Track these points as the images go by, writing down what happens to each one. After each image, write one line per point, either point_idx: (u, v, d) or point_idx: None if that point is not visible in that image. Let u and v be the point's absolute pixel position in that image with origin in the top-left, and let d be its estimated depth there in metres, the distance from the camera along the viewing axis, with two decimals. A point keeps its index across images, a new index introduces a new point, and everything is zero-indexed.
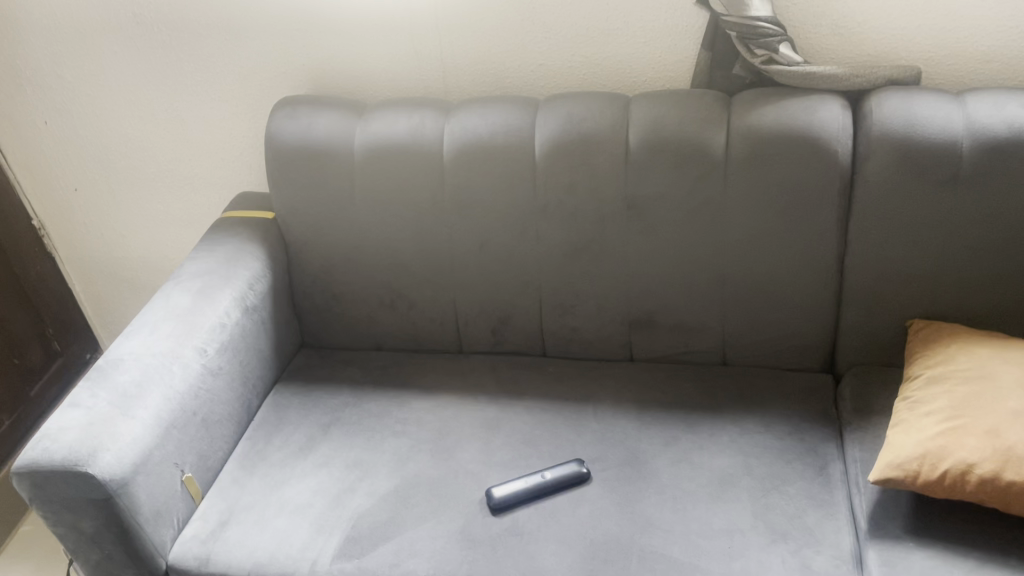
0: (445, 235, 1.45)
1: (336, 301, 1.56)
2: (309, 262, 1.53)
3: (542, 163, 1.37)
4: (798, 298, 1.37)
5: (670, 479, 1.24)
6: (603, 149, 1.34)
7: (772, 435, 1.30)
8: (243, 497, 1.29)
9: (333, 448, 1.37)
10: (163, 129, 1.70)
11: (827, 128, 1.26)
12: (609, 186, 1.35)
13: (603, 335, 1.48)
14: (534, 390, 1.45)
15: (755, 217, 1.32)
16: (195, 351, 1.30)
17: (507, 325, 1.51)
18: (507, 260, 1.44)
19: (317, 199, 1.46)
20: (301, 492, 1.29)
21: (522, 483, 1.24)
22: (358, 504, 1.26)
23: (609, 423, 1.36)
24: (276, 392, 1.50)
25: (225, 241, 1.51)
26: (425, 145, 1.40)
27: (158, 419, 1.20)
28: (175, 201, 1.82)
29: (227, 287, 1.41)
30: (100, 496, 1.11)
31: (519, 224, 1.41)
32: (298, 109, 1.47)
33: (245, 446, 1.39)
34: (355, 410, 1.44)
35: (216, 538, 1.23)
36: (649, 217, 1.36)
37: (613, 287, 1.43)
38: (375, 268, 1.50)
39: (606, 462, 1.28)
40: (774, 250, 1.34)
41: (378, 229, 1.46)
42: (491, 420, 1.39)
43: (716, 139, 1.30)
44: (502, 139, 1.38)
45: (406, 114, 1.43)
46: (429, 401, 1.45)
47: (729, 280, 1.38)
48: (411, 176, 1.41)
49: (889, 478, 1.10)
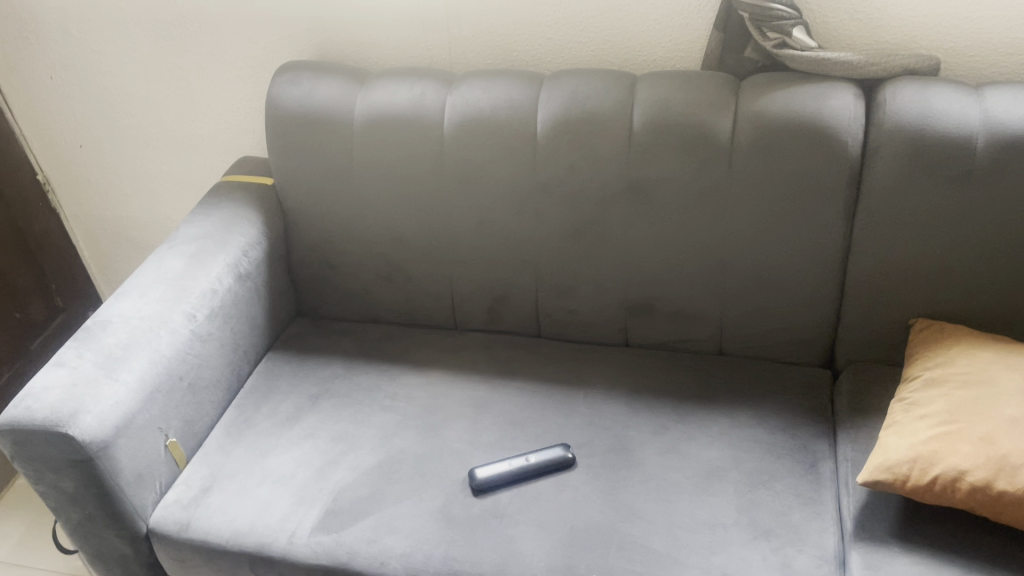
0: (443, 210, 1.42)
1: (332, 271, 1.54)
2: (306, 231, 1.51)
3: (544, 142, 1.33)
4: (799, 291, 1.33)
5: (656, 469, 1.23)
6: (606, 130, 1.30)
7: (764, 429, 1.28)
8: (228, 464, 1.29)
9: (321, 419, 1.36)
10: (168, 89, 1.68)
11: (838, 116, 1.22)
12: (611, 166, 1.32)
13: (600, 319, 1.46)
14: (527, 370, 1.43)
15: (759, 207, 1.29)
16: (185, 316, 1.29)
17: (503, 305, 1.49)
18: (505, 239, 1.42)
19: (315, 166, 1.44)
20: (286, 463, 1.28)
21: (506, 465, 1.23)
22: (341, 478, 1.25)
23: (599, 408, 1.34)
24: (268, 360, 1.49)
25: (222, 205, 1.50)
26: (426, 117, 1.37)
27: (143, 382, 1.20)
28: (178, 162, 1.81)
29: (220, 253, 1.39)
30: (80, 457, 1.11)
31: (518, 203, 1.38)
32: (300, 75, 1.44)
33: (232, 413, 1.39)
34: (345, 383, 1.43)
35: (197, 504, 1.23)
36: (650, 202, 1.33)
37: (612, 270, 1.40)
38: (373, 239, 1.48)
39: (593, 448, 1.27)
40: (777, 242, 1.30)
41: (375, 200, 1.44)
42: (480, 400, 1.37)
43: (723, 125, 1.26)
44: (504, 114, 1.34)
45: (408, 84, 1.40)
46: (419, 376, 1.43)
47: (730, 268, 1.35)
48: (410, 148, 1.39)
49: (877, 481, 1.07)
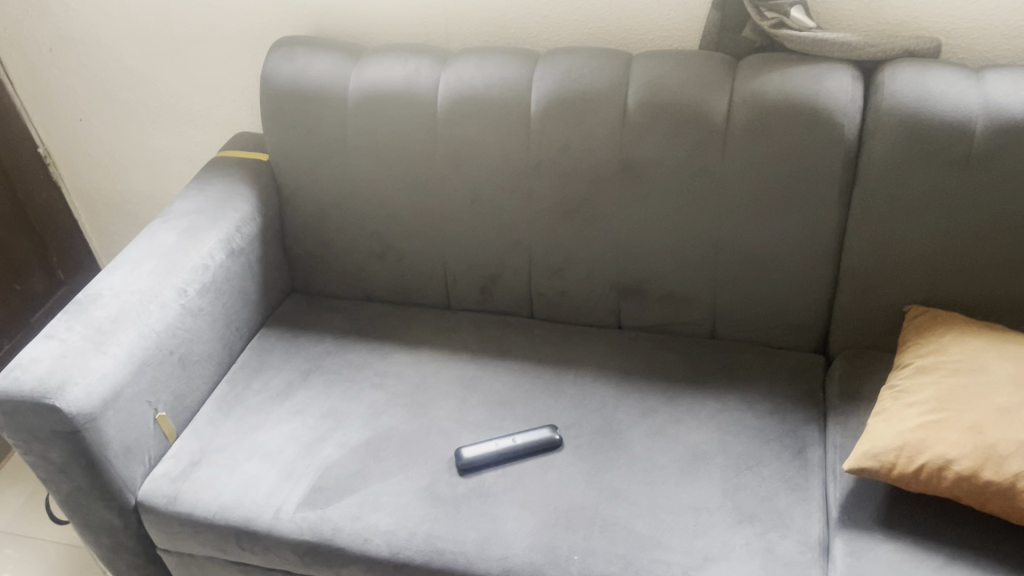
0: (436, 188, 1.41)
1: (326, 248, 1.54)
2: (300, 208, 1.51)
3: (537, 120, 1.32)
4: (793, 275, 1.32)
5: (643, 451, 1.22)
6: (600, 109, 1.29)
7: (753, 414, 1.26)
8: (217, 439, 1.30)
9: (311, 395, 1.36)
10: (166, 63, 1.68)
11: (835, 98, 1.20)
12: (604, 145, 1.30)
13: (592, 300, 1.45)
14: (518, 351, 1.42)
15: (754, 190, 1.27)
16: (175, 291, 1.29)
17: (495, 285, 1.48)
18: (498, 219, 1.41)
19: (309, 142, 1.43)
20: (274, 439, 1.29)
21: (493, 445, 1.22)
22: (328, 454, 1.26)
23: (588, 390, 1.33)
24: (260, 336, 1.49)
25: (216, 180, 1.49)
26: (420, 94, 1.36)
27: (131, 355, 1.20)
28: (177, 136, 1.80)
29: (213, 228, 1.39)
30: (67, 429, 1.12)
31: (511, 182, 1.37)
32: (295, 50, 1.43)
33: (224, 388, 1.39)
34: (336, 360, 1.43)
35: (185, 478, 1.24)
36: (644, 183, 1.31)
37: (605, 251, 1.39)
38: (366, 216, 1.47)
39: (581, 430, 1.26)
40: (771, 224, 1.29)
41: (369, 178, 1.43)
42: (469, 380, 1.37)
43: (718, 106, 1.25)
44: (496, 92, 1.33)
45: (403, 60, 1.39)
46: (410, 355, 1.43)
47: (723, 251, 1.33)
48: (403, 125, 1.38)
49: (863, 468, 1.07)
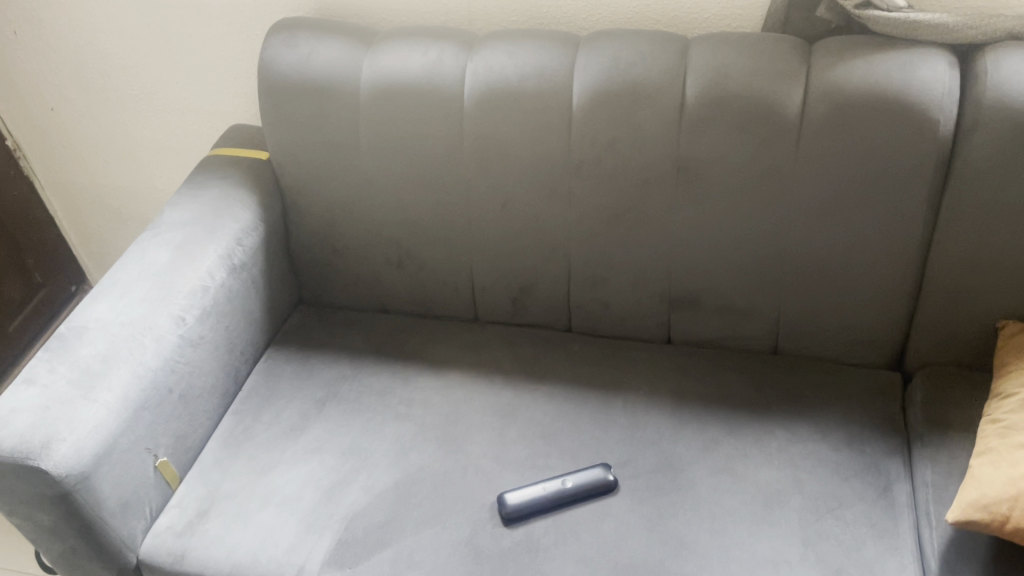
0: (462, 191, 1.25)
1: (336, 257, 1.37)
2: (307, 213, 1.34)
3: (579, 116, 1.15)
4: (870, 287, 1.17)
5: (708, 493, 1.08)
6: (653, 102, 1.12)
7: (829, 445, 1.13)
8: (226, 484, 1.15)
9: (328, 429, 1.22)
10: (146, 47, 1.49)
11: (929, 89, 1.04)
12: (657, 144, 1.14)
13: (638, 314, 1.30)
14: (557, 371, 1.27)
15: (828, 194, 1.12)
16: (172, 320, 1.13)
17: (529, 296, 1.33)
18: (533, 226, 1.25)
19: (316, 141, 1.26)
20: (291, 483, 1.15)
21: (540, 489, 1.09)
22: (353, 501, 1.12)
23: (641, 418, 1.19)
24: (267, 357, 1.34)
25: (211, 184, 1.32)
26: (444, 86, 1.19)
27: (126, 401, 1.04)
28: (163, 127, 1.62)
29: (211, 243, 1.22)
30: (56, 492, 0.97)
31: (549, 185, 1.21)
32: (297, 34, 1.25)
33: (230, 421, 1.24)
34: (354, 386, 1.28)
35: (193, 532, 1.10)
36: (702, 186, 1.16)
37: (654, 260, 1.24)
38: (382, 222, 1.31)
39: (636, 467, 1.12)
40: (848, 231, 1.14)
41: (386, 181, 1.27)
42: (505, 408, 1.22)
43: (792, 99, 1.08)
44: (532, 84, 1.16)
45: (422, 47, 1.21)
46: (436, 378, 1.28)
47: (790, 260, 1.18)
48: (424, 122, 1.21)
49: (971, 520, 0.94)
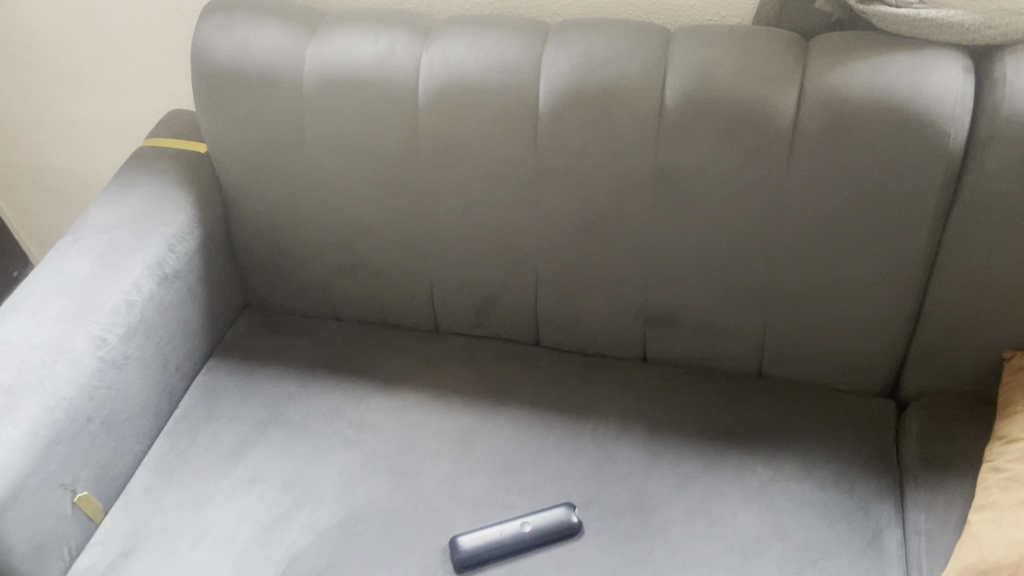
0: (418, 195, 1.13)
1: (283, 261, 1.25)
2: (250, 213, 1.22)
3: (547, 117, 1.03)
4: (865, 310, 1.07)
5: (681, 539, 0.99)
6: (629, 104, 1.00)
7: (814, 485, 1.03)
8: (155, 518, 1.05)
9: (270, 456, 1.11)
10: (75, 21, 1.35)
11: (939, 97, 0.92)
12: (633, 150, 1.02)
13: (612, 330, 1.19)
14: (522, 392, 1.17)
15: (823, 210, 1.00)
16: (90, 341, 1.01)
17: (493, 308, 1.22)
18: (497, 234, 1.13)
19: (257, 136, 1.14)
20: (226, 518, 1.04)
21: (496, 532, 0.99)
22: (293, 541, 1.02)
23: (611, 449, 1.09)
24: (207, 371, 1.23)
25: (143, 181, 1.19)
26: (397, 79, 1.06)
27: (34, 436, 0.93)
28: (99, 107, 1.49)
29: (139, 251, 1.10)
30: None
31: (514, 192, 1.09)
32: (234, 16, 1.11)
33: (164, 445, 1.13)
34: (301, 406, 1.17)
35: (116, 573, 1.00)
36: (683, 197, 1.04)
37: (629, 275, 1.12)
38: (332, 226, 1.19)
39: (603, 507, 1.02)
40: (843, 251, 1.03)
41: (335, 181, 1.14)
42: (463, 435, 1.12)
43: (785, 105, 0.96)
44: (495, 80, 1.04)
45: (373, 34, 1.08)
46: (390, 398, 1.17)
47: (778, 278, 1.07)
48: (376, 118, 1.08)
49: None
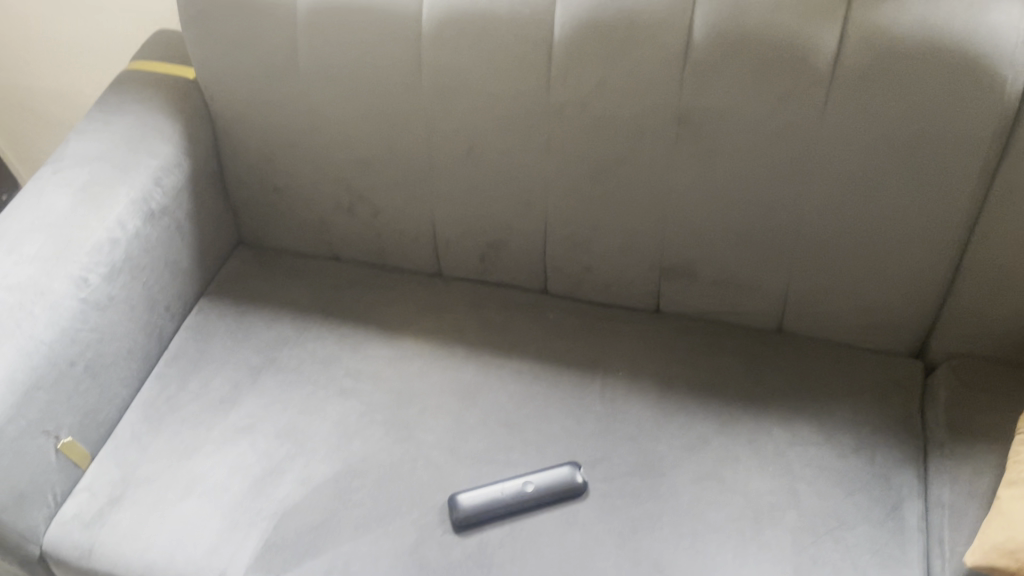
0: (422, 131, 1.05)
1: (278, 198, 1.18)
2: (243, 146, 1.14)
3: (562, 49, 0.94)
4: (898, 268, 0.99)
5: (690, 504, 0.94)
6: (652, 37, 0.91)
7: (833, 451, 0.98)
8: (144, 465, 1.01)
9: (263, 404, 1.06)
10: None
11: (997, 38, 0.83)
12: (655, 89, 0.94)
13: (625, 280, 1.12)
14: (527, 344, 1.11)
15: (860, 160, 0.92)
16: (71, 282, 0.95)
17: (499, 253, 1.15)
18: (505, 175, 1.06)
19: (249, 62, 1.05)
20: (217, 467, 1.00)
21: (498, 491, 0.94)
22: (286, 494, 0.97)
23: (619, 407, 1.04)
24: (199, 312, 1.17)
25: (127, 109, 1.12)
26: (399, 4, 0.97)
27: (11, 382, 0.88)
28: (83, 24, 1.39)
29: (122, 185, 1.03)
30: None
31: (524, 130, 1.01)
32: None
33: (152, 389, 1.08)
34: (295, 353, 1.12)
35: (102, 522, 0.95)
36: (707, 142, 0.96)
37: (646, 223, 1.05)
38: (329, 162, 1.12)
39: (610, 468, 0.98)
40: (879, 204, 0.95)
41: (332, 115, 1.07)
42: (465, 387, 1.07)
43: (825, 43, 0.87)
44: (506, 6, 0.95)
45: None
46: (389, 346, 1.12)
47: (806, 232, 1.00)
48: (376, 46, 1.00)
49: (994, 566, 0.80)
